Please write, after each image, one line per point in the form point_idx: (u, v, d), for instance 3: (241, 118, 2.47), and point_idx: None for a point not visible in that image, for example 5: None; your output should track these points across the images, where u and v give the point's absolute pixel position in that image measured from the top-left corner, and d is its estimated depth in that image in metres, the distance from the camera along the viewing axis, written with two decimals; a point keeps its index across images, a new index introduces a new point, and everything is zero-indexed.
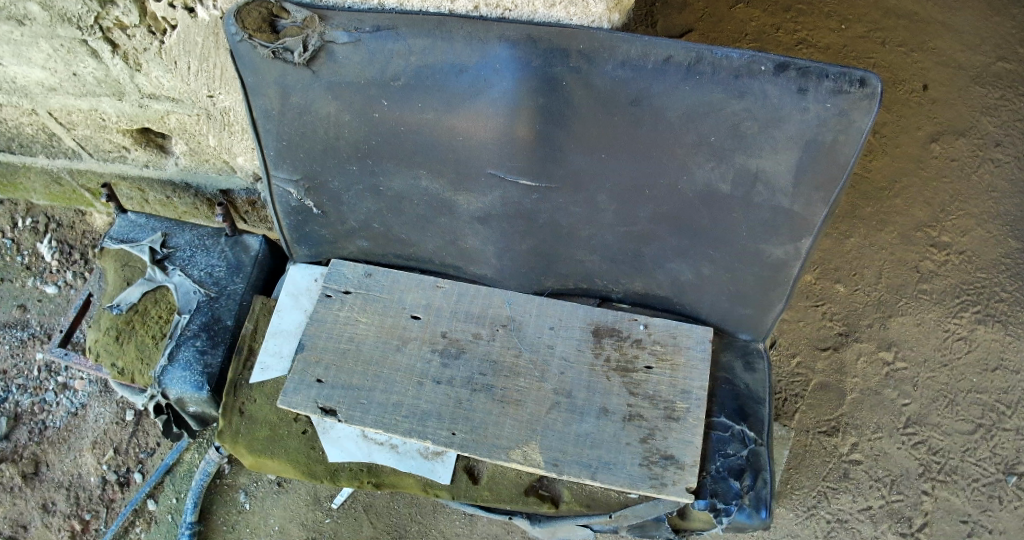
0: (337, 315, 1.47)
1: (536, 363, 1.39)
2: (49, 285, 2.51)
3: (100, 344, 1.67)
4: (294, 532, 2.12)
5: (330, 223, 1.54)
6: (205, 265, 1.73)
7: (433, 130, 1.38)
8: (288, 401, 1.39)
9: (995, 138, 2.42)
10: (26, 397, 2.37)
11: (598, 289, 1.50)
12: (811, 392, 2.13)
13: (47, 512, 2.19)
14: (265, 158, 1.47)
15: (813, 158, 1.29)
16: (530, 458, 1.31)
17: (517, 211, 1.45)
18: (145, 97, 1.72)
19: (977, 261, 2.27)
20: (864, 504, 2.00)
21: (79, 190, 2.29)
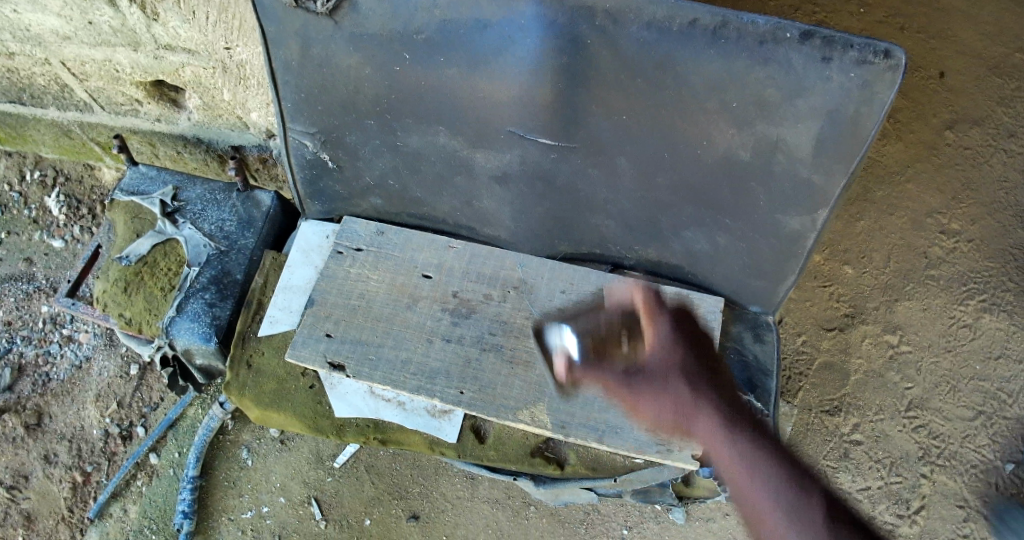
0: (348, 272, 1.46)
1: (547, 325, 1.39)
2: (56, 239, 2.51)
3: (107, 294, 1.66)
4: (296, 490, 2.14)
5: (345, 179, 1.55)
6: (216, 219, 1.72)
7: (454, 87, 1.38)
8: (297, 355, 1.39)
9: (1009, 128, 2.41)
10: (30, 349, 2.38)
11: (612, 256, 1.54)
12: (816, 371, 2.14)
13: (49, 463, 2.21)
14: (282, 110, 1.47)
15: (836, 130, 1.26)
16: (537, 418, 1.32)
17: (536, 171, 1.45)
18: (161, 48, 1.70)
19: (985, 249, 2.27)
20: (863, 484, 2.03)
21: (89, 143, 2.28)
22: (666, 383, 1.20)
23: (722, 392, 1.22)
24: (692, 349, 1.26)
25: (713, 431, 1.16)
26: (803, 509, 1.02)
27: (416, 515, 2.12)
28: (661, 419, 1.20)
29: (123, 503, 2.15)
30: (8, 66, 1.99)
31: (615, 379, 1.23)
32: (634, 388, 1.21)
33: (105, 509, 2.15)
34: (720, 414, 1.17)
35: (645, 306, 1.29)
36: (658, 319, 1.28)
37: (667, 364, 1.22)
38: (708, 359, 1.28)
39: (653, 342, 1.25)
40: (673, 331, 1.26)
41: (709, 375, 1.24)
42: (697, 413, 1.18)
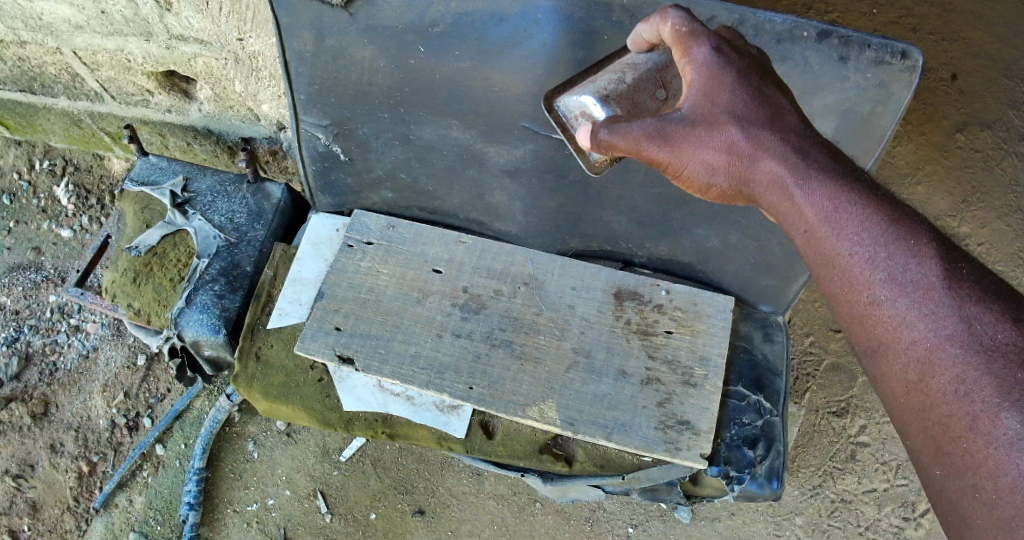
0: (358, 265, 1.46)
1: (557, 321, 1.38)
2: (64, 229, 2.51)
3: (117, 285, 1.67)
4: (301, 482, 2.15)
5: (357, 171, 1.54)
6: (226, 211, 1.72)
7: (468, 80, 1.38)
8: (306, 348, 1.39)
9: (1019, 131, 2.36)
10: (38, 337, 2.38)
11: (622, 253, 1.50)
12: (823, 373, 2.13)
13: (56, 452, 2.22)
14: (295, 101, 1.46)
15: (850, 128, 1.27)
16: (547, 415, 1.31)
17: (548, 165, 1.45)
18: (173, 38, 1.70)
19: (995, 253, 2.27)
20: (870, 486, 2.05)
21: (99, 133, 2.29)
22: (719, 130, 1.00)
23: (780, 121, 1.02)
24: (744, 74, 1.03)
25: (782, 178, 0.99)
26: (912, 282, 0.93)
27: (421, 510, 2.12)
28: (714, 174, 1.03)
29: (128, 493, 2.15)
30: (20, 55, 1.99)
31: (656, 134, 1.00)
32: (678, 147, 1.01)
33: (111, 500, 2.15)
34: (787, 153, 1.00)
35: (676, 34, 1.05)
36: (695, 45, 1.04)
37: (716, 112, 1.01)
38: (767, 80, 1.05)
39: (693, 82, 1.02)
40: (716, 56, 1.02)
41: (768, 110, 1.02)
42: (757, 153, 1.00)
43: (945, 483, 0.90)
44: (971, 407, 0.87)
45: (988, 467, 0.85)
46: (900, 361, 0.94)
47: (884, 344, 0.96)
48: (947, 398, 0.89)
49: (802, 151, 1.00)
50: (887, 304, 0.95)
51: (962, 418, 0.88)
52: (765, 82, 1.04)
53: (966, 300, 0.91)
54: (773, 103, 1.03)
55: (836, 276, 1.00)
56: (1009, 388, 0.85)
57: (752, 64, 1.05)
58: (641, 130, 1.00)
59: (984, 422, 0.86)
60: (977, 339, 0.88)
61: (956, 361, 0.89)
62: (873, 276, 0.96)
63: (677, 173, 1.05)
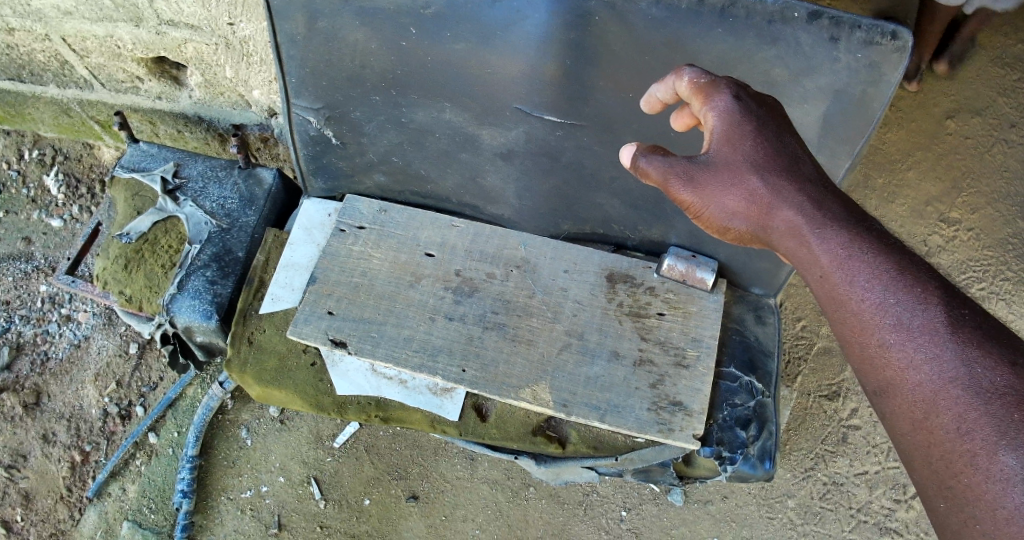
0: (351, 249, 1.46)
1: (549, 304, 1.39)
2: (54, 218, 2.49)
3: (108, 272, 1.66)
4: (295, 469, 2.15)
5: (349, 155, 1.54)
6: (217, 197, 1.71)
7: (463, 62, 1.37)
8: (299, 332, 1.39)
9: (1011, 119, 2.35)
10: (29, 328, 2.37)
11: (615, 236, 1.50)
12: (815, 356, 2.17)
13: (48, 442, 2.21)
14: (286, 85, 1.46)
15: (842, 109, 1.28)
16: (539, 397, 1.31)
17: (541, 148, 1.44)
18: (163, 23, 1.69)
19: (984, 238, 2.28)
20: (861, 468, 2.08)
21: (88, 122, 2.27)
22: (739, 177, 1.00)
23: (796, 171, 1.01)
24: (764, 124, 1.03)
25: (796, 224, 0.97)
26: (919, 326, 0.87)
27: (416, 496, 2.12)
28: (733, 217, 1.03)
29: (122, 482, 2.15)
30: (7, 42, 1.97)
31: (682, 172, 1.02)
32: (701, 186, 1.02)
33: (104, 488, 2.15)
34: (803, 201, 0.98)
35: (695, 86, 1.07)
36: (716, 95, 1.05)
37: (736, 157, 1.01)
38: (784, 129, 1.05)
39: (715, 128, 1.03)
40: (738, 106, 1.03)
41: (785, 158, 1.01)
42: (774, 200, 0.99)
43: (949, 516, 0.83)
44: (972, 448, 0.80)
45: (984, 502, 0.78)
46: (903, 405, 0.88)
47: (889, 387, 0.90)
48: (948, 435, 0.82)
49: (815, 195, 0.99)
50: (892, 348, 0.89)
51: (963, 456, 0.81)
52: (782, 132, 1.04)
53: (967, 342, 0.84)
54: (789, 153, 1.02)
55: (847, 322, 0.94)
56: (1007, 427, 0.78)
57: (773, 117, 1.05)
58: (671, 167, 1.02)
59: (980, 458, 0.79)
60: (977, 381, 0.82)
61: (957, 403, 0.82)
62: (879, 318, 0.90)
63: (698, 215, 1.05)
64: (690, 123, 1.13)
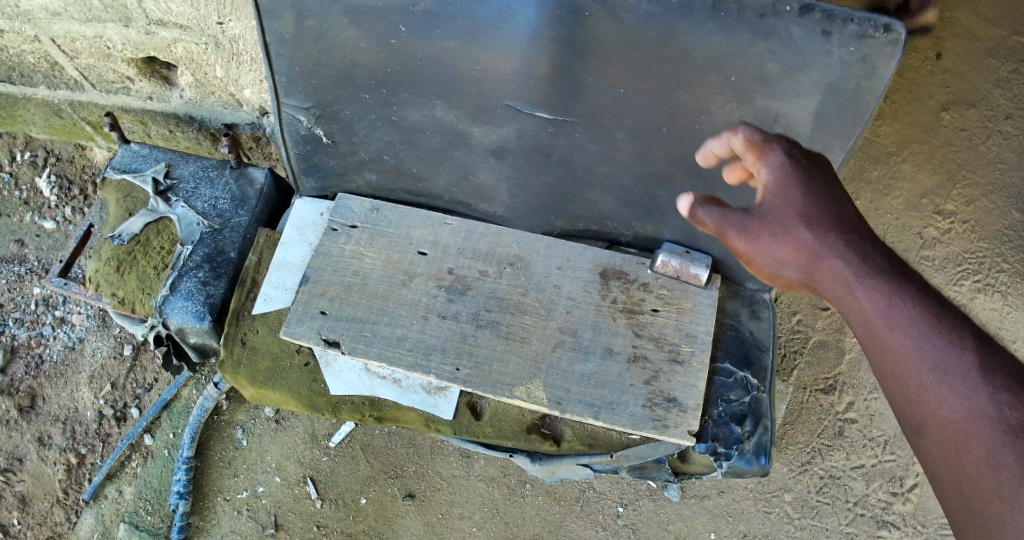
0: (343, 249, 1.45)
1: (542, 301, 1.38)
2: (47, 220, 2.48)
3: (100, 274, 1.64)
4: (291, 469, 2.15)
5: (341, 154, 1.53)
6: (209, 197, 1.70)
7: (454, 59, 1.35)
8: (291, 332, 1.38)
9: (1005, 110, 2.35)
10: (23, 330, 2.36)
11: (609, 233, 1.52)
12: (812, 349, 2.16)
13: (44, 445, 2.21)
14: (276, 84, 1.45)
15: (835, 104, 1.27)
16: (533, 395, 1.31)
17: (532, 145, 1.43)
18: (153, 23, 1.68)
19: (980, 230, 2.28)
20: (857, 462, 2.09)
21: (79, 123, 2.26)
22: (788, 227, 0.96)
23: (845, 221, 0.97)
24: (817, 175, 0.99)
25: (841, 272, 0.93)
26: (952, 368, 0.84)
27: (412, 494, 2.13)
28: (782, 265, 0.98)
29: (118, 484, 2.15)
30: None
31: (735, 223, 1.00)
32: (751, 234, 0.99)
33: (100, 491, 2.15)
34: (850, 251, 0.94)
35: (750, 142, 1.02)
36: (769, 149, 1.00)
37: (787, 208, 0.97)
38: (837, 183, 1.01)
39: (767, 182, 1.00)
40: (793, 161, 0.99)
41: (835, 209, 0.97)
42: (820, 249, 0.95)
43: None
44: (1001, 484, 0.78)
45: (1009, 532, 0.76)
46: (935, 444, 0.84)
47: (921, 428, 0.86)
48: (975, 466, 0.80)
49: (863, 246, 0.94)
50: (927, 389, 0.85)
51: (988, 488, 0.79)
52: (835, 185, 1.00)
53: (999, 383, 0.82)
54: (838, 200, 0.99)
55: (883, 365, 0.90)
56: None
57: (826, 169, 1.02)
58: (724, 217, 1.01)
59: (1005, 489, 0.77)
60: (1006, 418, 0.80)
61: (983, 438, 0.80)
62: (915, 360, 0.86)
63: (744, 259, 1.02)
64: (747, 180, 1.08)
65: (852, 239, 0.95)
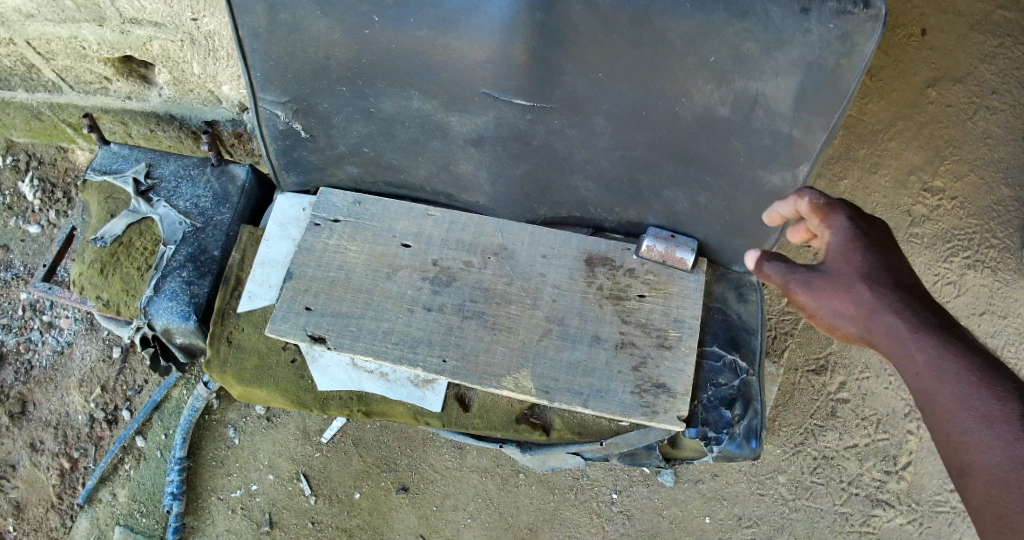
0: (326, 243, 1.44)
1: (528, 290, 1.37)
2: (32, 225, 2.45)
3: (84, 277, 1.63)
4: (283, 466, 2.18)
5: (320, 148, 1.51)
6: (190, 196, 1.68)
7: (427, 48, 1.33)
8: (277, 329, 1.37)
9: (991, 86, 2.34)
10: (11, 336, 2.35)
11: (593, 218, 1.49)
12: (801, 330, 2.19)
13: (36, 450, 2.22)
14: (252, 79, 1.43)
15: (815, 83, 1.25)
16: (521, 385, 1.30)
17: (512, 133, 1.42)
18: (127, 22, 1.66)
19: (969, 206, 2.28)
20: (851, 441, 2.15)
21: (60, 125, 2.23)
22: (849, 283, 1.05)
23: (902, 284, 1.05)
24: (874, 240, 1.09)
25: (898, 328, 1.00)
26: (1000, 419, 0.89)
27: (405, 487, 2.18)
28: (839, 319, 1.04)
29: (111, 487, 2.17)
30: None
31: (800, 278, 1.07)
32: (813, 289, 1.06)
33: (94, 494, 2.17)
34: (905, 310, 1.01)
35: (815, 207, 1.15)
36: (833, 214, 1.13)
37: (847, 266, 1.06)
38: (895, 253, 1.10)
39: (830, 244, 1.10)
40: (854, 226, 1.10)
41: (893, 273, 1.06)
42: (879, 307, 1.02)
43: None
44: None
45: None
46: (982, 493, 0.88)
47: (967, 477, 0.90)
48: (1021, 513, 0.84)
49: (916, 306, 1.02)
50: (975, 437, 0.90)
51: None
52: (894, 253, 1.09)
53: None
54: (892, 264, 1.07)
55: (934, 418, 0.94)
56: None
57: (882, 236, 1.12)
58: (789, 272, 1.09)
59: None
60: None
61: None
62: (965, 412, 0.91)
63: (803, 313, 1.09)
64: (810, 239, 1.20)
65: (906, 299, 1.03)
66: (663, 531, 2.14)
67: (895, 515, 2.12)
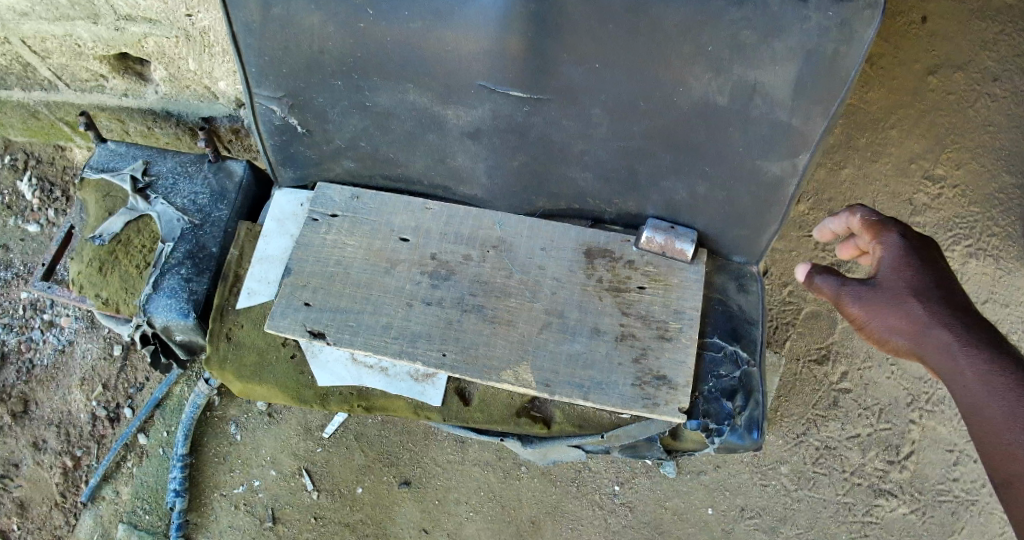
0: (324, 238, 1.43)
1: (527, 283, 1.36)
2: (31, 224, 2.45)
3: (83, 276, 1.62)
4: (286, 462, 2.19)
5: (316, 143, 1.50)
6: (188, 193, 1.67)
7: (422, 42, 1.34)
8: (276, 325, 1.36)
9: (993, 73, 2.32)
10: (12, 336, 2.35)
11: (592, 210, 1.46)
12: (802, 321, 2.18)
13: (39, 449, 2.23)
14: (247, 75, 1.42)
15: (815, 71, 1.25)
16: (521, 378, 1.30)
17: (508, 125, 1.41)
18: (121, 19, 1.66)
19: (971, 194, 2.26)
20: (853, 431, 2.14)
21: (57, 124, 2.23)
22: (903, 300, 1.15)
23: (951, 299, 1.16)
24: (926, 257, 1.19)
25: (947, 342, 1.12)
26: None
27: (407, 482, 2.18)
28: (892, 333, 1.16)
29: (114, 485, 2.19)
30: None
31: (851, 292, 1.20)
32: (866, 303, 1.18)
33: (97, 492, 2.19)
34: (954, 325, 1.13)
35: (867, 223, 1.25)
36: (885, 231, 1.22)
37: (901, 283, 1.17)
38: (945, 267, 1.20)
39: (883, 261, 1.20)
40: (907, 244, 1.20)
41: (943, 289, 1.16)
42: (930, 322, 1.13)
43: None
44: None
45: None
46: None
47: (1009, 480, 1.04)
48: None
49: (967, 324, 1.13)
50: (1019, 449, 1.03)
51: None
52: (944, 269, 1.19)
53: None
54: (943, 280, 1.17)
55: (979, 425, 1.09)
56: None
57: (933, 251, 1.21)
58: (838, 286, 1.21)
59: None
60: None
61: None
62: (1012, 425, 1.05)
63: (854, 323, 1.21)
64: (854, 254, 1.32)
65: (958, 316, 1.14)
66: (665, 523, 2.15)
67: (897, 505, 2.12)
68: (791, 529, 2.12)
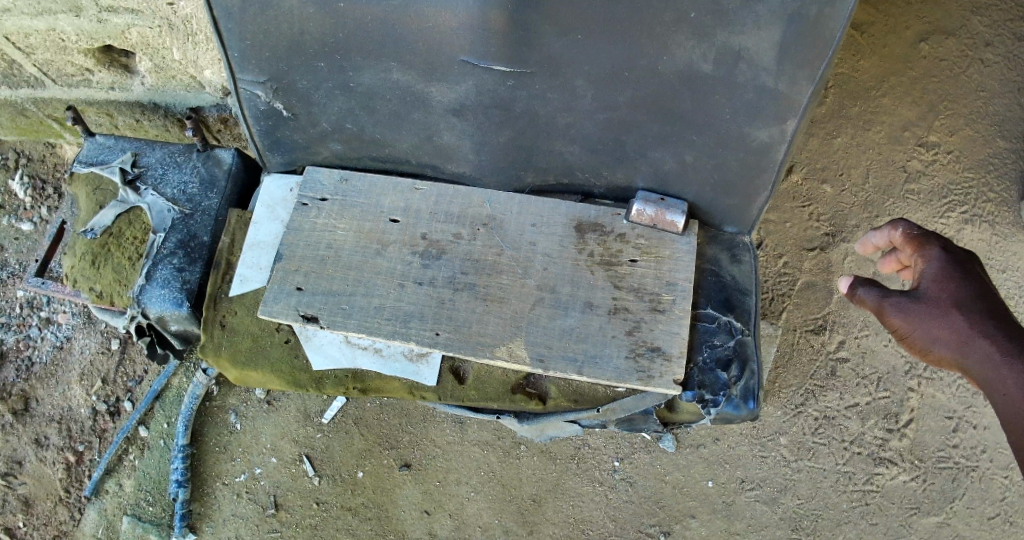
0: (314, 222, 1.43)
1: (519, 260, 1.36)
2: (24, 222, 2.44)
3: (76, 270, 1.62)
4: (287, 448, 2.20)
5: (302, 126, 1.49)
6: (177, 182, 1.66)
7: (402, 18, 1.33)
8: (270, 311, 1.36)
9: (984, 38, 2.30)
10: (10, 334, 2.36)
11: (581, 185, 1.46)
12: (798, 292, 2.19)
13: (41, 445, 2.25)
14: (229, 60, 1.41)
15: (799, 32, 1.24)
16: (516, 354, 1.30)
17: (493, 100, 1.40)
18: (103, 10, 1.64)
19: (964, 160, 2.25)
20: (851, 401, 2.15)
21: (46, 120, 2.22)
22: (945, 311, 1.16)
23: (994, 311, 1.15)
24: (969, 269, 1.18)
25: (991, 354, 1.12)
26: None
27: (407, 464, 2.20)
28: (934, 343, 1.17)
29: (117, 478, 2.21)
30: None
31: (892, 304, 1.20)
32: (909, 314, 1.18)
33: (101, 486, 2.21)
34: (997, 337, 1.13)
35: (909, 237, 1.25)
36: (927, 245, 1.22)
37: (944, 295, 1.17)
38: (985, 280, 1.20)
39: (924, 273, 1.20)
40: (950, 257, 1.19)
41: (986, 300, 1.16)
42: (973, 333, 1.14)
43: None
44: None
45: None
46: None
47: None
48: None
49: (1010, 336, 1.13)
50: None
51: None
52: (984, 281, 1.19)
53: None
54: (985, 292, 1.17)
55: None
56: None
57: (974, 263, 1.21)
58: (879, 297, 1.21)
59: None
60: None
61: None
62: None
63: (896, 332, 1.21)
64: (894, 266, 1.32)
65: (1000, 329, 1.13)
66: (666, 497, 2.16)
67: (897, 473, 2.13)
68: (792, 499, 2.13)
